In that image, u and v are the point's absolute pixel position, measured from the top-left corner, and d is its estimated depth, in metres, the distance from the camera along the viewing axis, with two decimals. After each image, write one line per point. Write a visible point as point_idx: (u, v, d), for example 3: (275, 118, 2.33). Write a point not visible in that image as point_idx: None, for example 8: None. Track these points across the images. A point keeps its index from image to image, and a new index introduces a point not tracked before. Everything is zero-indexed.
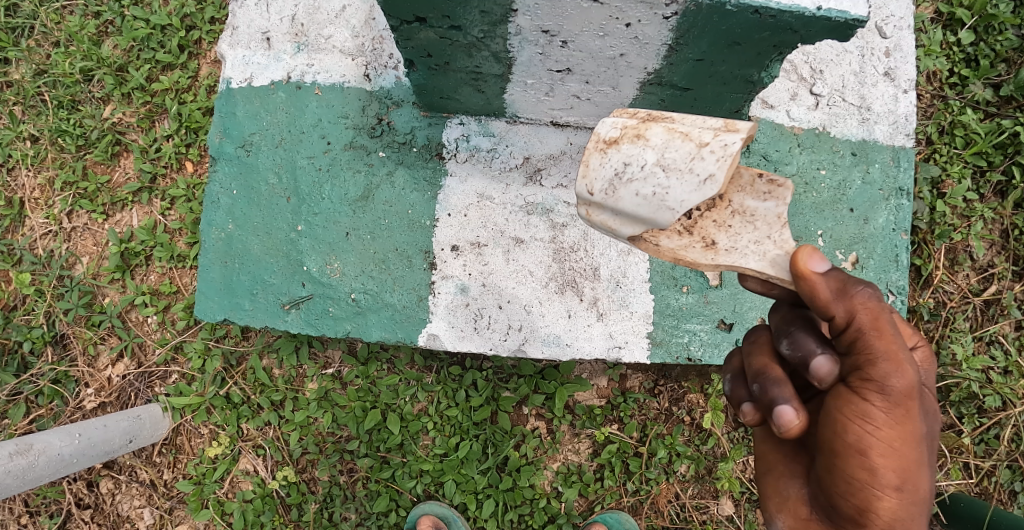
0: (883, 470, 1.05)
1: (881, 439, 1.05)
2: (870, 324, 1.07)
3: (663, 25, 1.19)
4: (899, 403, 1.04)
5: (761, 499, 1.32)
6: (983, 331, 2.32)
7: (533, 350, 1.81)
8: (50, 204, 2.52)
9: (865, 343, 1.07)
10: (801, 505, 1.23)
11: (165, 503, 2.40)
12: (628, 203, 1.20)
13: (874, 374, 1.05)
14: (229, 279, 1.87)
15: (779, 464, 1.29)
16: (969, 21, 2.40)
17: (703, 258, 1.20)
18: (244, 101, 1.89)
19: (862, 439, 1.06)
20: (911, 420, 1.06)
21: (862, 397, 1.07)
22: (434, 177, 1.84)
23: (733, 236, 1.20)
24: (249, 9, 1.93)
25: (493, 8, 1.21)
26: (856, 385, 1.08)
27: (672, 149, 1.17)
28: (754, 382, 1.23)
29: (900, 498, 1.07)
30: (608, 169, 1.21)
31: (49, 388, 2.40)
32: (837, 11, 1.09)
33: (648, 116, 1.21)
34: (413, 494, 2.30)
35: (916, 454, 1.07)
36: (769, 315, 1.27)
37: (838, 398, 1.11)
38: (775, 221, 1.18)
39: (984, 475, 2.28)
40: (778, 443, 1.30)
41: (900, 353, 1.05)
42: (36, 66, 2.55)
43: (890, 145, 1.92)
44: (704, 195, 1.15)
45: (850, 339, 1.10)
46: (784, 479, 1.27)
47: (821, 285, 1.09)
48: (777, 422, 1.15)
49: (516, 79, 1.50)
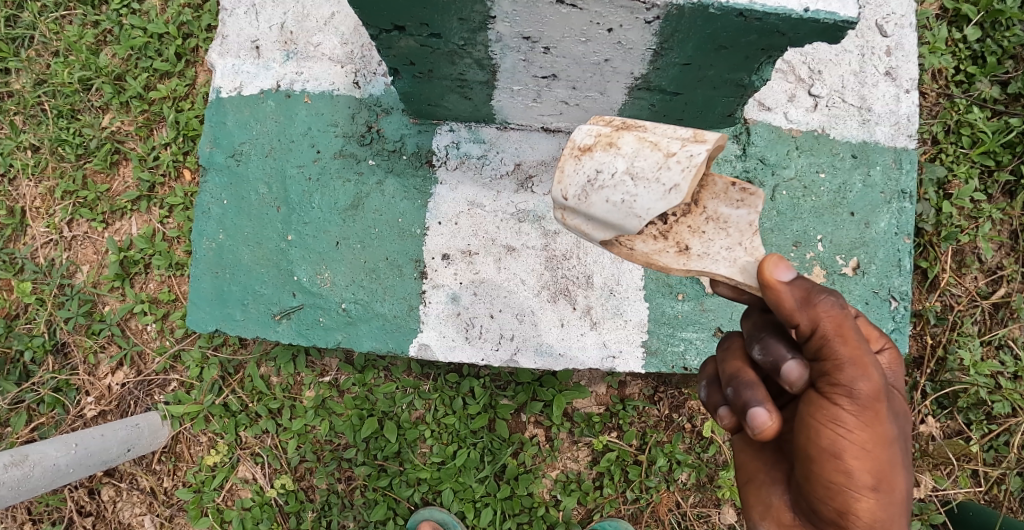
0: (858, 472, 1.04)
1: (854, 442, 1.03)
2: (834, 331, 1.04)
3: (645, 29, 1.16)
4: (868, 406, 1.03)
5: (744, 508, 1.28)
6: (992, 335, 2.26)
7: (526, 360, 1.79)
8: (50, 213, 2.52)
9: (830, 349, 1.05)
10: (784, 511, 1.20)
11: (165, 511, 2.39)
12: (598, 209, 1.18)
13: (841, 379, 1.04)
14: (221, 289, 1.85)
15: (760, 472, 1.26)
16: (976, 17, 2.34)
17: (676, 264, 1.19)
18: (234, 110, 1.88)
19: (836, 443, 1.04)
20: (881, 421, 1.04)
21: (832, 401, 1.05)
22: (424, 185, 1.82)
23: (707, 241, 1.20)
24: (238, 17, 1.92)
25: (471, 16, 1.18)
26: (824, 390, 1.06)
27: (641, 157, 1.14)
28: (728, 387, 1.21)
29: (876, 498, 1.06)
30: (580, 175, 1.19)
31: (50, 396, 2.40)
32: (825, 13, 1.05)
33: (621, 125, 1.17)
34: (410, 502, 2.27)
35: (888, 454, 1.05)
36: (740, 322, 1.24)
37: (809, 403, 1.08)
38: (747, 229, 1.18)
39: (994, 482, 2.22)
40: (759, 451, 1.27)
41: (865, 357, 1.03)
42: (37, 76, 2.56)
43: (891, 147, 1.87)
44: (669, 203, 1.12)
45: (814, 346, 1.07)
46: (765, 487, 1.23)
47: (785, 294, 1.07)
48: (750, 423, 1.11)
49: (502, 86, 1.48)
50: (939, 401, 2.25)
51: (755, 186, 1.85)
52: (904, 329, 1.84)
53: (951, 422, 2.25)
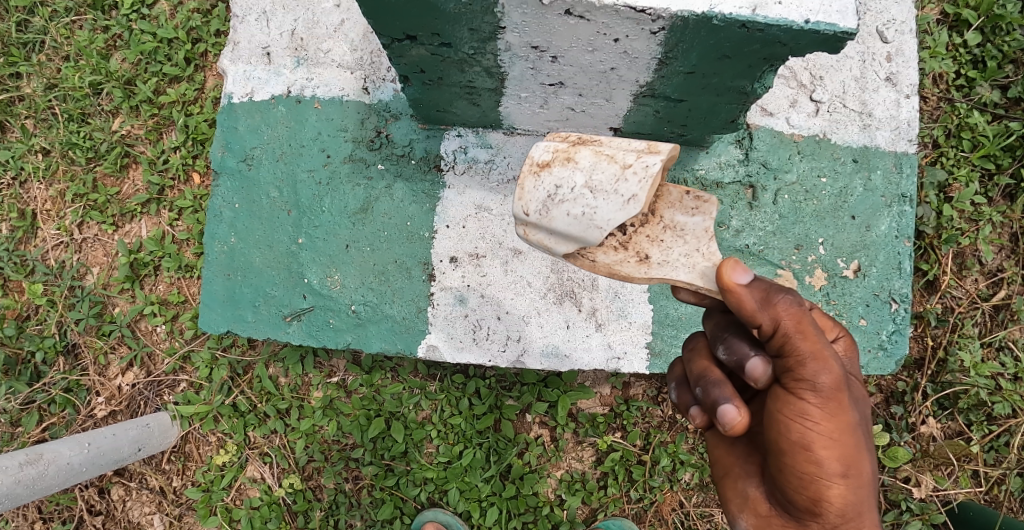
0: (828, 461, 1.07)
1: (822, 433, 1.06)
2: (794, 328, 1.07)
3: (651, 39, 1.19)
4: (831, 397, 1.06)
5: (722, 502, 1.32)
6: (992, 337, 2.29)
7: (532, 361, 1.82)
8: (61, 215, 2.56)
9: (790, 346, 1.08)
10: (761, 503, 1.23)
11: (174, 510, 2.43)
12: (560, 223, 1.21)
13: (804, 373, 1.07)
14: (232, 291, 1.89)
15: (735, 465, 1.29)
16: (976, 22, 2.37)
17: (637, 273, 1.22)
18: (245, 115, 1.92)
19: (805, 436, 1.07)
20: (844, 410, 1.08)
21: (797, 396, 1.08)
22: (432, 190, 1.85)
23: (665, 249, 1.23)
24: (249, 24, 1.95)
25: (482, 26, 1.22)
26: (790, 385, 1.09)
27: (599, 171, 1.19)
28: (698, 387, 1.24)
29: (847, 484, 1.09)
30: (541, 191, 1.22)
31: (61, 396, 2.44)
32: (826, 24, 1.08)
33: (578, 139, 1.22)
34: (417, 501, 2.31)
35: (854, 441, 1.09)
36: (703, 323, 1.29)
37: (776, 398, 1.12)
38: (703, 235, 1.22)
39: (994, 483, 2.25)
40: (731, 444, 1.31)
41: (824, 350, 1.07)
42: (47, 80, 2.60)
43: (892, 151, 1.90)
44: (628, 213, 1.17)
45: (775, 343, 1.10)
46: (741, 480, 1.27)
47: (745, 295, 1.09)
48: (720, 420, 1.15)
49: (509, 93, 1.51)
50: (941, 402, 2.27)
51: (758, 190, 1.87)
52: (905, 331, 1.87)
53: (951, 423, 2.28)
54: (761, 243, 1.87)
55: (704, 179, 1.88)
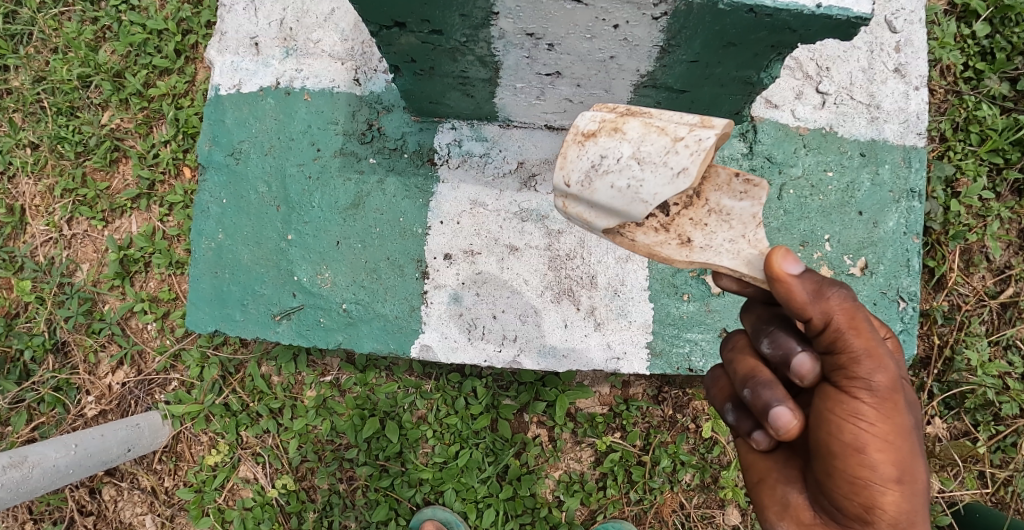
0: (882, 466, 1.02)
1: (876, 435, 1.02)
2: (847, 324, 1.02)
3: (653, 25, 1.14)
4: (887, 398, 1.02)
5: (758, 510, 1.25)
6: (1000, 335, 2.23)
7: (529, 361, 1.77)
8: (50, 211, 2.50)
9: (843, 342, 1.02)
10: (804, 510, 1.17)
11: (166, 511, 2.37)
12: (602, 195, 1.15)
13: (859, 372, 1.02)
14: (220, 289, 1.83)
15: (773, 470, 1.23)
16: (985, 13, 2.30)
17: (678, 255, 1.17)
18: (233, 107, 1.86)
19: (858, 437, 1.02)
20: (899, 413, 1.03)
21: (850, 395, 1.03)
22: (425, 184, 1.80)
23: (709, 233, 1.17)
24: (237, 14, 1.89)
25: (473, 12, 1.16)
26: (842, 384, 1.04)
27: (648, 142, 1.11)
28: (744, 388, 1.17)
29: (901, 491, 1.04)
30: (584, 161, 1.16)
31: (51, 395, 2.38)
32: (838, 8, 1.03)
33: (627, 110, 1.15)
34: (412, 502, 2.25)
35: (909, 445, 1.04)
36: (743, 316, 1.22)
37: (826, 398, 1.07)
38: (750, 221, 1.16)
39: (1001, 484, 2.19)
40: (770, 449, 1.25)
41: (879, 348, 1.02)
42: (35, 73, 2.53)
43: (900, 145, 1.84)
44: (677, 188, 1.10)
45: (826, 338, 1.05)
46: (781, 486, 1.21)
47: (795, 287, 1.03)
48: (774, 424, 1.10)
49: (505, 83, 1.46)
50: (947, 402, 2.22)
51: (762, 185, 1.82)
52: (913, 330, 1.81)
53: (958, 423, 2.22)
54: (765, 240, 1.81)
55: None
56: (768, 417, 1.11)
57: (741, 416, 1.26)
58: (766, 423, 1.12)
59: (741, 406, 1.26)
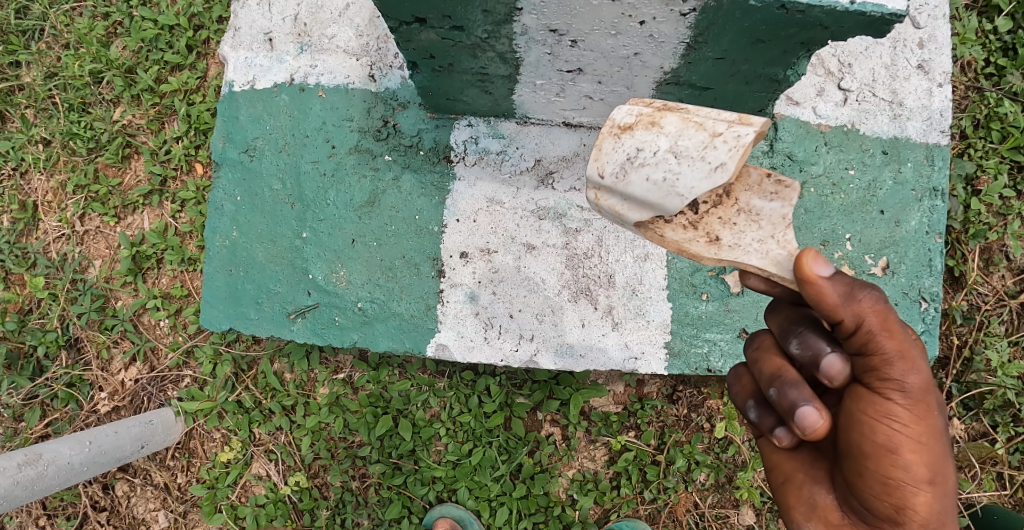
0: (915, 467, 1.02)
1: (909, 436, 1.01)
2: (880, 326, 1.01)
3: (680, 22, 1.12)
4: (920, 399, 1.01)
5: (783, 511, 1.24)
6: (1020, 335, 2.19)
7: (546, 361, 1.75)
8: (63, 207, 2.49)
9: (876, 343, 1.01)
10: (832, 511, 1.16)
11: (179, 507, 2.37)
12: (638, 188, 1.13)
13: (892, 374, 1.01)
14: (234, 287, 1.82)
15: (799, 471, 1.21)
16: (1007, 8, 2.26)
17: (706, 253, 1.16)
18: (247, 104, 1.85)
19: (891, 439, 1.01)
20: (932, 414, 1.02)
21: (884, 396, 1.02)
22: (441, 182, 1.78)
23: (738, 233, 1.16)
24: (251, 9, 1.88)
25: (496, 7, 1.14)
26: (874, 386, 1.03)
27: (685, 137, 1.10)
28: (770, 388, 1.15)
29: (933, 492, 1.04)
30: (620, 153, 1.15)
31: (64, 391, 2.38)
32: (872, 5, 1.00)
33: (665, 105, 1.14)
34: (425, 500, 2.24)
35: (941, 445, 1.03)
36: (769, 317, 1.19)
37: (857, 398, 1.06)
38: (780, 222, 1.14)
39: (1020, 486, 2.16)
40: (795, 449, 1.23)
41: (912, 350, 1.01)
42: (47, 69, 2.52)
43: (923, 143, 1.81)
44: (714, 182, 1.07)
45: (856, 339, 1.04)
46: (807, 486, 1.19)
47: (825, 288, 1.02)
48: (801, 425, 1.07)
49: (525, 80, 1.44)
50: (965, 403, 2.19)
51: None
52: (934, 330, 1.79)
53: (975, 424, 2.19)
54: None
55: None
56: (796, 417, 1.09)
57: (763, 412, 1.23)
58: (794, 424, 1.09)
59: (764, 403, 1.23)
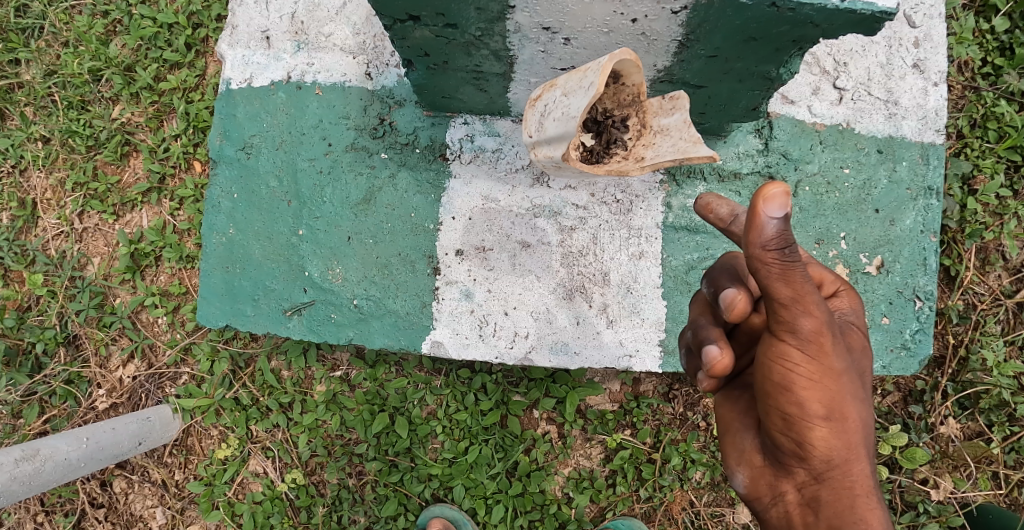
0: (811, 404, 1.03)
1: (806, 376, 1.02)
2: (775, 272, 0.96)
3: (672, 20, 1.13)
4: (814, 342, 0.99)
5: (722, 454, 1.29)
6: (1016, 335, 2.20)
7: (541, 359, 1.76)
8: (62, 205, 2.50)
9: (773, 291, 0.96)
10: (755, 454, 1.20)
11: (176, 503, 2.38)
12: (552, 126, 1.25)
13: (786, 318, 0.99)
14: (231, 284, 1.83)
15: (734, 420, 1.25)
16: (1004, 7, 2.26)
17: (631, 165, 1.22)
18: (244, 102, 1.85)
19: (788, 378, 1.03)
20: (830, 355, 1.01)
21: (780, 339, 1.02)
22: (437, 179, 1.79)
23: (655, 150, 1.25)
24: (248, 7, 1.89)
25: (490, 5, 1.15)
26: (771, 327, 1.02)
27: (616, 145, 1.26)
28: (693, 329, 1.24)
29: (831, 429, 1.05)
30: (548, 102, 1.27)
31: (63, 388, 2.39)
32: (863, 3, 1.01)
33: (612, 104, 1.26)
34: (421, 498, 2.24)
35: (840, 384, 1.03)
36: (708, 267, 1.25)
37: (762, 344, 1.06)
38: (684, 126, 1.25)
39: (1015, 485, 2.17)
40: (730, 399, 1.26)
41: (809, 295, 0.96)
42: (46, 66, 2.53)
43: (918, 142, 1.81)
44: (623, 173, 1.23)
45: (756, 285, 0.99)
46: (739, 433, 1.23)
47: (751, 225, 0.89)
48: (704, 360, 1.16)
49: (519, 78, 1.44)
50: (961, 402, 2.19)
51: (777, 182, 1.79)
52: (929, 329, 1.79)
53: (971, 423, 2.20)
54: None
55: (720, 169, 1.77)
56: (704, 355, 1.17)
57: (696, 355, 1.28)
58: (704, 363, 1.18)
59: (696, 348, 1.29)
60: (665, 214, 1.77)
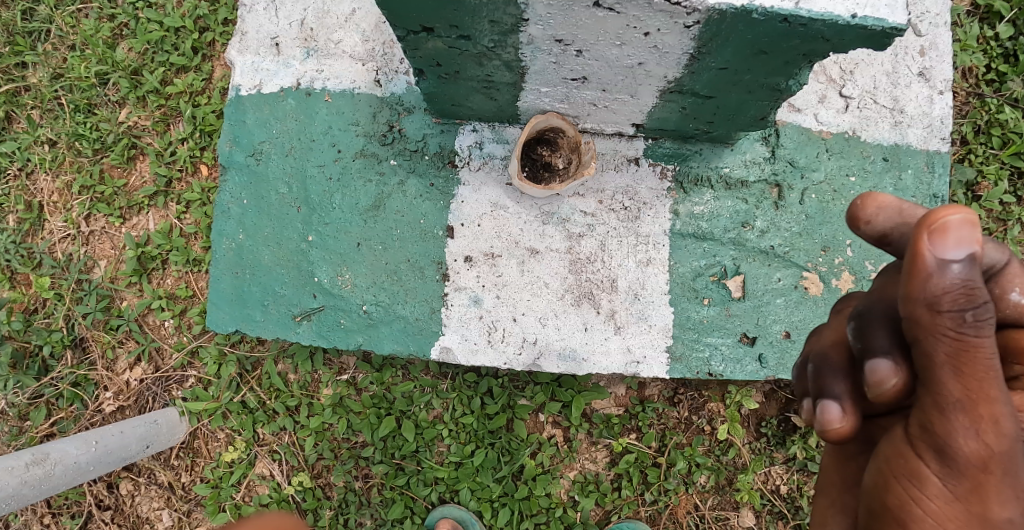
0: None
1: (944, 512, 0.85)
2: (939, 358, 0.81)
3: (684, 34, 1.14)
4: (972, 473, 0.82)
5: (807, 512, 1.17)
6: None
7: (549, 365, 1.77)
8: (68, 208, 2.51)
9: (935, 383, 0.82)
10: None
11: (183, 506, 2.39)
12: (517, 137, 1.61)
13: (941, 430, 0.83)
14: (240, 289, 1.84)
15: (830, 492, 1.10)
16: (1008, 14, 2.27)
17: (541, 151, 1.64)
18: (254, 108, 1.86)
19: (909, 505, 0.86)
20: (990, 501, 0.82)
21: (921, 454, 0.86)
22: (446, 186, 1.80)
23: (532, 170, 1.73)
24: (258, 14, 1.90)
25: (503, 18, 1.16)
26: (921, 436, 0.86)
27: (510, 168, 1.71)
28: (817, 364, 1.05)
29: None
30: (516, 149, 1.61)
31: (69, 391, 2.40)
32: (874, 19, 1.02)
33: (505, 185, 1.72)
34: (427, 501, 2.25)
35: None
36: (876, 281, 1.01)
37: (901, 443, 0.89)
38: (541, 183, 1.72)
39: None
40: (839, 463, 1.09)
41: (985, 408, 0.80)
42: (53, 70, 2.54)
43: (924, 150, 1.82)
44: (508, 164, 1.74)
45: (920, 370, 0.85)
46: (828, 512, 1.09)
47: (912, 262, 0.81)
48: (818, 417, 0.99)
49: (530, 87, 1.45)
50: None
51: (784, 189, 1.80)
52: None
53: None
54: (787, 244, 1.79)
55: (727, 177, 1.79)
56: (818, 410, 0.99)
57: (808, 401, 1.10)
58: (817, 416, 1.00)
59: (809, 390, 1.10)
60: (673, 221, 1.79)
